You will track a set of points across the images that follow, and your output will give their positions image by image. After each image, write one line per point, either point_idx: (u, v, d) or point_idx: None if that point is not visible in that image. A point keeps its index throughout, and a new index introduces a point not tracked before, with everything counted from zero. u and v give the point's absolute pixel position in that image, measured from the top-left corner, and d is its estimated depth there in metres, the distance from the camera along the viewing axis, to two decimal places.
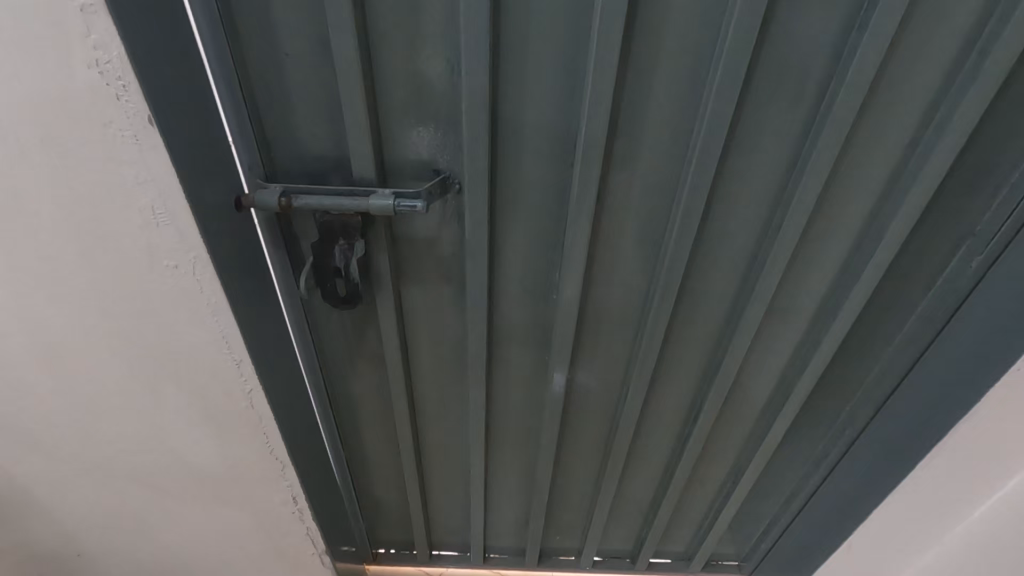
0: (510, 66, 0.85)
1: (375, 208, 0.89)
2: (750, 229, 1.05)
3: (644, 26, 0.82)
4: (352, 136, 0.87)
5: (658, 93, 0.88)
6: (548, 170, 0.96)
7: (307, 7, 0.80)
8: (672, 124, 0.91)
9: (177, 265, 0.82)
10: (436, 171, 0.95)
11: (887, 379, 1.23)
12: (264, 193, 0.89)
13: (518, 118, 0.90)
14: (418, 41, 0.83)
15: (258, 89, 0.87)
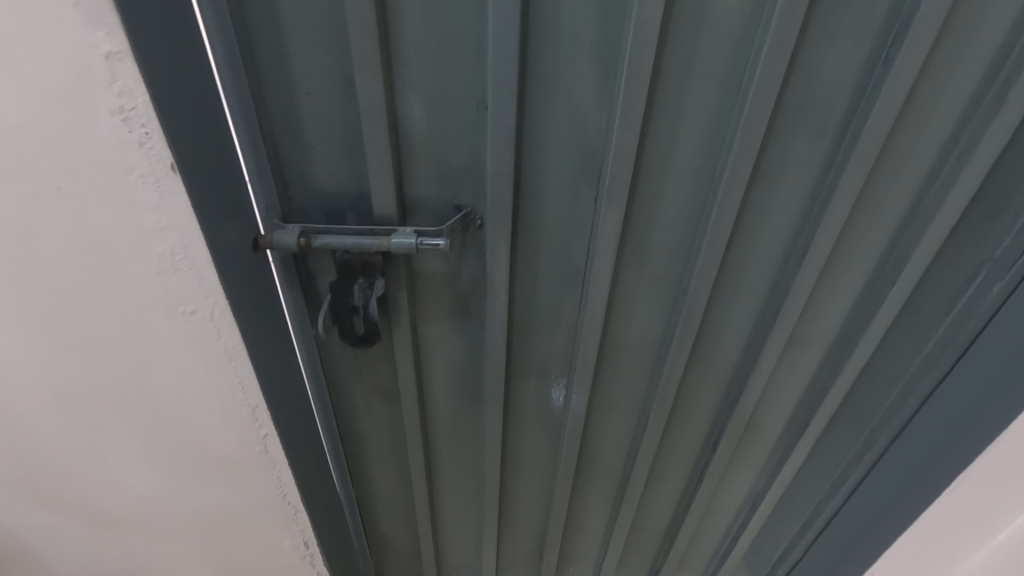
0: (536, 103, 0.85)
1: (397, 246, 0.86)
2: (772, 258, 1.04)
3: (671, 65, 0.82)
4: (374, 173, 0.85)
5: (684, 129, 0.88)
6: (572, 204, 0.95)
7: (332, 48, 0.78)
8: (697, 159, 0.91)
9: (194, 310, 0.78)
10: (459, 207, 0.93)
11: (908, 401, 1.22)
12: (282, 233, 0.87)
13: (542, 153, 0.90)
14: (443, 79, 0.81)
15: (276, 128, 0.85)
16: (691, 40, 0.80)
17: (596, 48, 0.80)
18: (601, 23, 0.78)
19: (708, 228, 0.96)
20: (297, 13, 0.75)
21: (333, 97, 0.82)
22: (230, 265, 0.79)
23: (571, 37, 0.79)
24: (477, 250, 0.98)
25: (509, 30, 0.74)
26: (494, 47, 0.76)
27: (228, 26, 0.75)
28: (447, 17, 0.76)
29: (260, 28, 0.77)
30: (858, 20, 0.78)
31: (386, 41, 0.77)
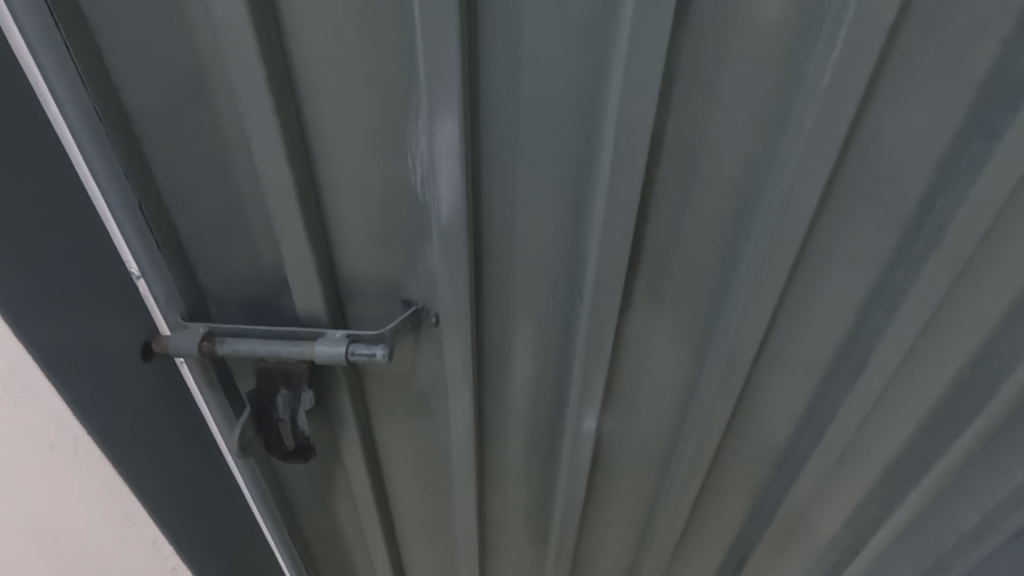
0: (496, 176, 0.64)
1: (322, 355, 0.69)
2: (815, 367, 0.81)
3: (677, 132, 0.61)
4: (291, 266, 0.66)
5: (694, 210, 0.67)
6: (550, 295, 0.75)
7: (223, 111, 0.60)
8: (712, 246, 0.70)
9: (53, 445, 0.61)
10: (407, 300, 0.74)
11: (991, 532, 0.96)
12: (180, 336, 0.69)
13: (510, 236, 0.69)
14: (371, 153, 0.61)
15: (172, 207, 0.67)
16: (704, 101, 0.58)
17: (572, 108, 0.59)
18: (577, 79, 0.57)
19: (732, 330, 0.75)
20: (174, 69, 0.57)
21: (240, 170, 0.65)
22: (95, 385, 0.61)
23: (536, 98, 0.58)
24: (435, 349, 0.79)
25: (449, 92, 0.54)
26: (430, 116, 0.56)
27: (81, 82, 0.56)
28: (365, 79, 0.56)
29: (130, 88, 0.58)
30: (946, 77, 0.55)
31: (288, 110, 0.57)
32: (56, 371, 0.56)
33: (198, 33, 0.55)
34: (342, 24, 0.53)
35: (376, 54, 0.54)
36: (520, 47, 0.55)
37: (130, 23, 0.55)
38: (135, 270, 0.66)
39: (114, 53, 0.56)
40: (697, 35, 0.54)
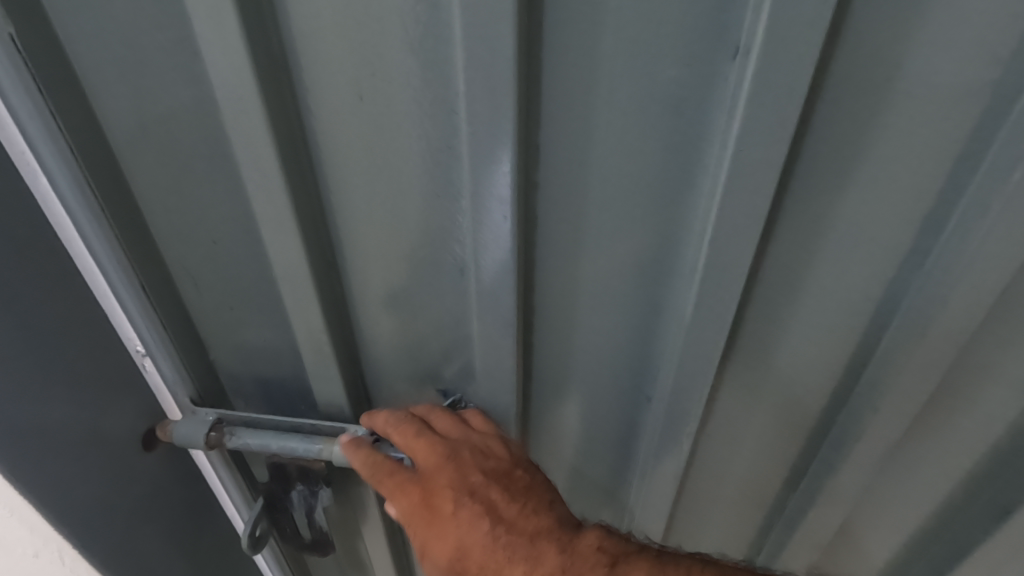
0: (555, 264, 0.51)
1: (343, 456, 0.58)
2: (943, 492, 0.65)
3: (796, 219, 0.47)
4: (310, 354, 0.57)
5: (807, 309, 0.53)
6: (613, 395, 0.62)
7: (227, 185, 0.49)
8: (826, 351, 0.55)
9: (38, 554, 0.53)
10: (445, 391, 0.62)
11: None
12: (185, 423, 0.60)
13: (568, 329, 0.56)
14: (405, 234, 0.50)
15: (179, 282, 0.58)
16: (837, 186, 0.44)
17: (657, 189, 0.45)
18: (669, 155, 0.43)
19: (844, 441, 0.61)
20: (167, 137, 0.47)
21: (248, 251, 0.54)
22: (84, 491, 0.53)
23: (612, 175, 0.45)
24: None
25: (498, 168, 0.43)
26: (475, 197, 0.45)
27: (69, 152, 0.46)
28: (397, 150, 0.45)
29: (126, 154, 0.49)
30: None
31: (304, 181, 0.47)
32: (33, 486, 0.48)
33: (192, 99, 0.44)
34: (370, 83, 0.42)
35: (410, 119, 0.43)
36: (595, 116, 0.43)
37: (119, 85, 0.45)
38: (140, 350, 0.57)
39: (107, 118, 0.47)
40: (839, 104, 0.40)
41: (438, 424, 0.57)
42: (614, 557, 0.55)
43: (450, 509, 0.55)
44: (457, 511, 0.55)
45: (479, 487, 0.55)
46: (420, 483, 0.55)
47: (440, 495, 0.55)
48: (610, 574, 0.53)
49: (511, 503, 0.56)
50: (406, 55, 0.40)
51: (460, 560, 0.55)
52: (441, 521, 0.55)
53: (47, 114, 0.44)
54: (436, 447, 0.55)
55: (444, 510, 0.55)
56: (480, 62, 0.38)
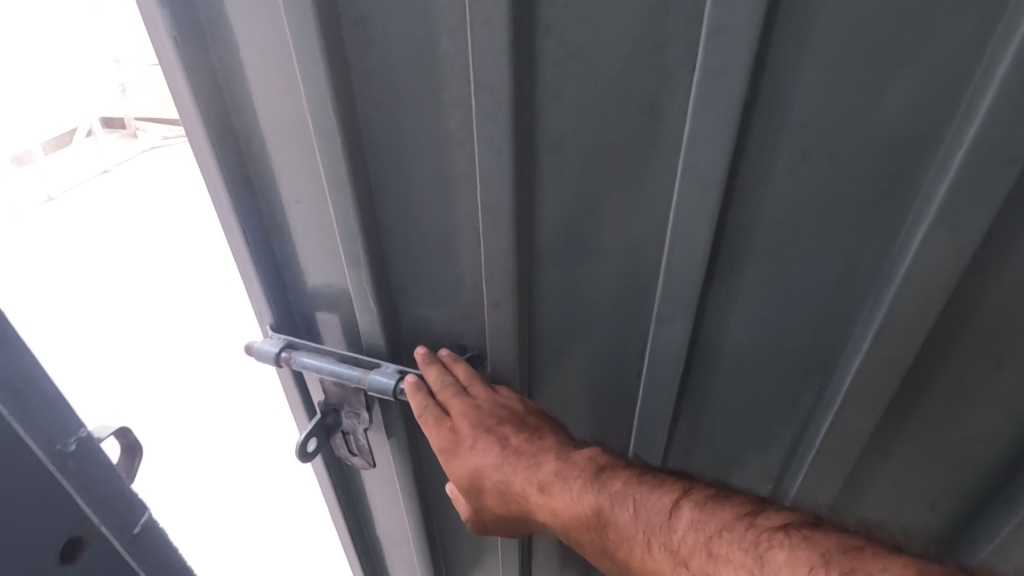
0: (552, 250, 0.56)
1: (376, 388, 0.64)
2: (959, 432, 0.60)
3: (757, 225, 0.50)
4: (359, 313, 0.64)
5: (766, 312, 0.56)
6: (609, 367, 0.64)
7: (309, 163, 0.56)
8: (786, 355, 0.59)
9: None
10: (463, 346, 0.67)
11: None
12: (264, 343, 0.69)
13: (562, 311, 0.61)
14: (424, 194, 0.56)
15: (275, 221, 0.63)
16: (786, 194, 0.48)
17: (634, 188, 0.50)
18: (637, 157, 0.49)
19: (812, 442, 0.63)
20: (270, 121, 0.55)
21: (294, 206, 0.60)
22: (3, 545, 0.43)
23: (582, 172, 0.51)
24: None
25: (498, 155, 0.49)
26: (485, 184, 0.51)
27: (198, 120, 0.53)
28: (423, 136, 0.52)
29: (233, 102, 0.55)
30: None
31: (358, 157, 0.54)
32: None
33: (284, 91, 0.52)
34: (400, 77, 0.49)
35: (432, 108, 0.50)
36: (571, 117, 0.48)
37: (221, 44, 0.51)
38: (138, 527, 0.55)
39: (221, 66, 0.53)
40: (789, 111, 0.44)
41: (474, 384, 0.63)
42: (602, 466, 0.59)
43: (471, 443, 0.61)
44: (476, 443, 0.61)
45: (493, 423, 0.61)
46: (446, 422, 0.61)
47: (460, 430, 0.61)
48: (596, 478, 0.58)
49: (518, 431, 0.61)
50: (428, 56, 0.47)
51: (478, 482, 0.62)
52: (464, 454, 0.62)
53: (183, 83, 0.51)
54: (466, 398, 0.62)
55: (466, 447, 0.61)
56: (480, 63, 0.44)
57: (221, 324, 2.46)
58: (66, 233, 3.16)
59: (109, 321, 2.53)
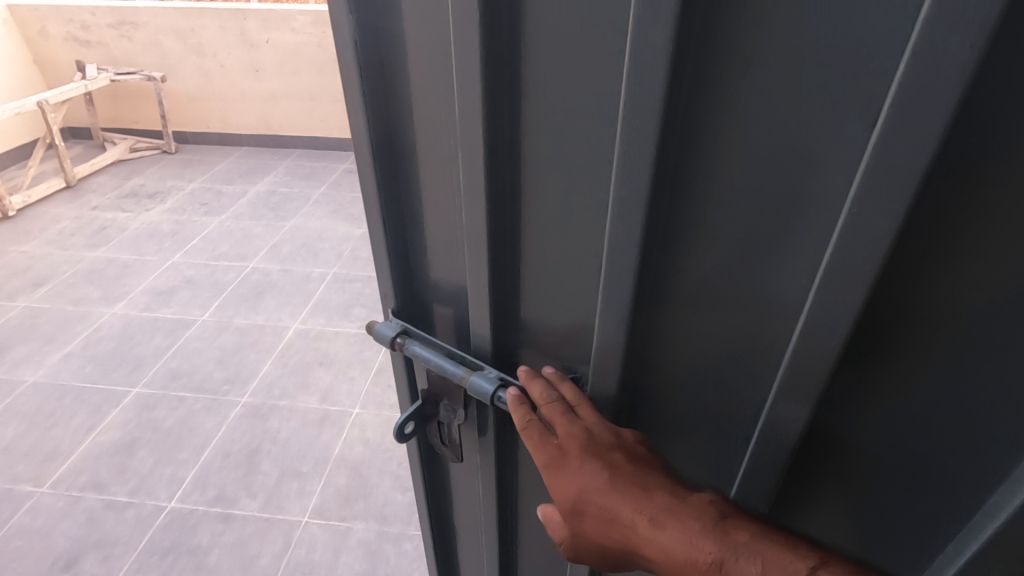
0: (667, 291, 0.46)
1: (474, 391, 0.56)
2: None
3: (907, 302, 0.37)
4: (473, 311, 0.58)
5: (907, 402, 0.40)
6: (730, 391, 0.48)
7: (450, 162, 0.52)
8: (936, 434, 0.41)
9: None
10: (565, 367, 0.58)
11: None
12: (382, 323, 0.64)
13: (673, 368, 0.50)
14: (573, 163, 0.46)
15: (410, 197, 0.58)
16: (977, 214, 0.32)
17: (772, 234, 0.39)
18: (784, 195, 0.38)
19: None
20: (421, 112, 0.51)
21: (438, 178, 0.54)
22: None
23: (717, 206, 0.40)
24: None
25: (639, 172, 0.40)
26: (619, 205, 0.42)
27: (358, 77, 0.51)
28: (564, 139, 0.45)
29: (396, 58, 0.50)
30: None
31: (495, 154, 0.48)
32: None
33: (441, 78, 0.48)
34: (556, 68, 0.42)
35: (577, 109, 0.43)
36: (722, 134, 0.38)
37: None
38: None
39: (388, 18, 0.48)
40: None
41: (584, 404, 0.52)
42: (727, 510, 0.45)
43: (579, 462, 0.49)
44: (585, 463, 0.48)
45: (599, 449, 0.49)
46: (549, 442, 0.50)
47: (566, 451, 0.50)
48: (717, 529, 0.43)
49: (634, 459, 0.48)
50: (593, 39, 0.40)
51: (581, 510, 0.49)
52: (567, 472, 0.49)
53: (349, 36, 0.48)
54: (574, 420, 0.51)
55: (571, 465, 0.49)
56: (640, 57, 0.36)
57: (266, 285, 2.32)
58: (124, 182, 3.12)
59: (149, 268, 2.42)
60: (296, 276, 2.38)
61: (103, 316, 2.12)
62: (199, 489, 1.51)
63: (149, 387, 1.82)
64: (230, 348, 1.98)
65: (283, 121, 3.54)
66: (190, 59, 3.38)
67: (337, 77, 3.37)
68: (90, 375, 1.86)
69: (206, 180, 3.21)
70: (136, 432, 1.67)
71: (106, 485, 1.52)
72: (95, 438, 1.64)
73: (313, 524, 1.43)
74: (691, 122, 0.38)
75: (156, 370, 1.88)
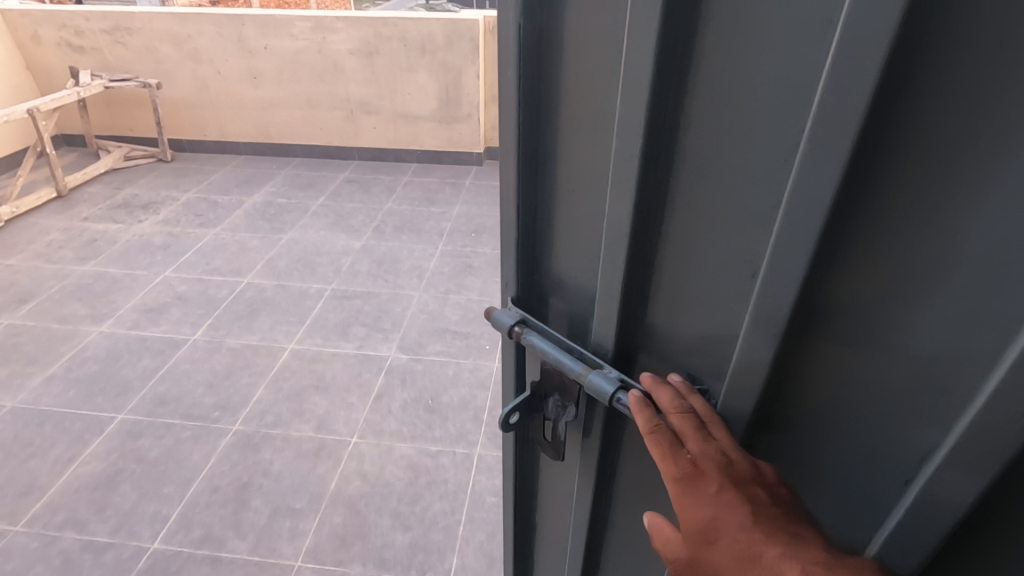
0: (832, 313, 0.40)
1: (592, 390, 0.52)
2: None
3: None
4: (597, 306, 0.54)
5: None
6: (889, 441, 0.40)
7: (602, 151, 0.50)
8: None
9: None
10: (690, 377, 0.52)
11: None
12: (501, 311, 0.62)
13: (827, 407, 0.43)
14: (736, 154, 0.41)
15: (548, 180, 0.56)
16: None
17: (976, 269, 0.33)
18: (1005, 217, 0.31)
19: None
20: (575, 92, 0.49)
21: (582, 159, 0.52)
22: None
23: (913, 224, 0.34)
24: None
25: (824, 171, 0.35)
26: (796, 201, 0.37)
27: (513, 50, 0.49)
28: (726, 129, 0.40)
29: (556, 35, 0.48)
30: None
31: (649, 145, 0.44)
32: None
33: (603, 58, 0.46)
34: (730, 51, 0.38)
35: (751, 96, 0.38)
36: (948, 140, 0.31)
37: None
38: None
39: None
40: None
41: (720, 425, 0.46)
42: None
43: (715, 490, 0.43)
44: (723, 493, 0.42)
45: (741, 478, 0.43)
46: (681, 460, 0.45)
47: (699, 473, 0.44)
48: None
49: (779, 499, 0.42)
50: (789, 16, 0.35)
51: (710, 538, 0.42)
52: (698, 498, 0.43)
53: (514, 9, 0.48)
54: (711, 441, 0.45)
55: (705, 492, 0.43)
56: (854, 41, 0.31)
57: (263, 301, 2.23)
58: (118, 192, 3.04)
59: (139, 283, 2.32)
60: (292, 292, 2.28)
61: (90, 335, 2.03)
62: (184, 529, 1.41)
63: (135, 414, 1.72)
64: (221, 371, 1.88)
65: (280, 129, 3.45)
66: (187, 65, 3.29)
67: (336, 85, 3.28)
68: (72, 401, 1.76)
69: (201, 190, 3.11)
70: (119, 463, 1.57)
71: (85, 524, 1.42)
72: (76, 471, 1.54)
73: (305, 569, 1.33)
74: (904, 119, 0.32)
75: (143, 395, 1.78)
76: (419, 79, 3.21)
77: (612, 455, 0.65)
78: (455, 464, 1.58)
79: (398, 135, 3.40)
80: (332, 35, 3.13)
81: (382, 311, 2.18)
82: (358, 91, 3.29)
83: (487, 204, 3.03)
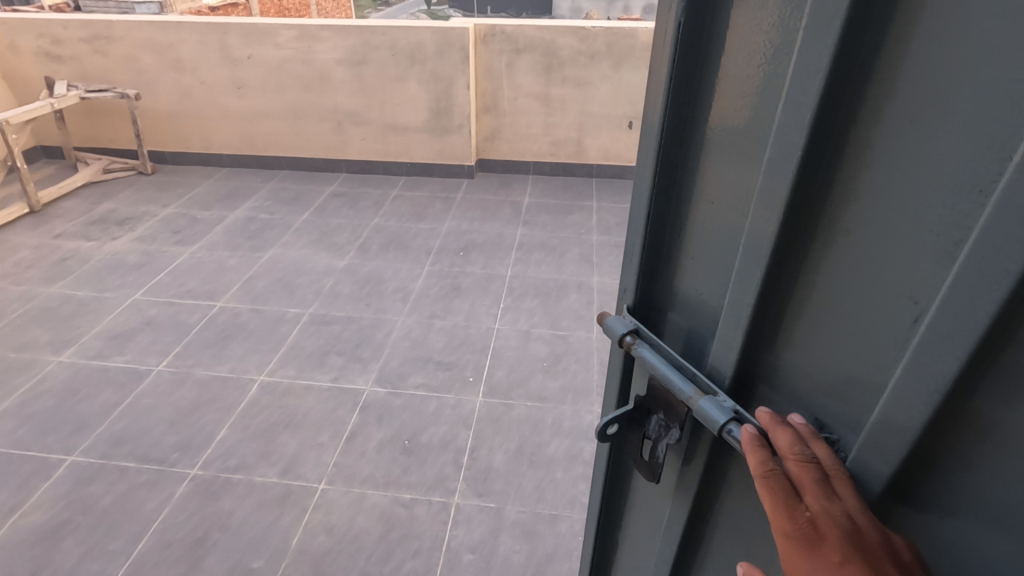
0: (1016, 389, 0.29)
1: (700, 416, 0.45)
2: None
3: None
4: (722, 326, 0.46)
5: None
6: None
7: (747, 158, 0.42)
8: None
9: None
10: (817, 423, 0.42)
11: None
12: (614, 317, 0.57)
13: (995, 513, 0.32)
14: (924, 164, 0.32)
15: (686, 181, 0.49)
16: None
17: None
18: None
19: None
20: (729, 83, 0.43)
21: (725, 158, 0.45)
22: None
23: None
24: None
25: None
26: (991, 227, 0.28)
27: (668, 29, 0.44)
28: (919, 130, 0.32)
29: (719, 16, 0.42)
30: None
31: (810, 153, 0.37)
32: None
33: (769, 43, 0.39)
34: (935, 35, 0.30)
35: (949, 99, 0.30)
36: None
37: None
38: None
39: None
40: None
41: (844, 478, 0.37)
42: None
43: (838, 560, 0.35)
44: (846, 565, 0.35)
45: (871, 549, 0.35)
46: (797, 516, 0.37)
47: (818, 533, 0.36)
48: None
49: None
50: None
51: None
52: (816, 564, 0.36)
53: None
54: (834, 498, 0.37)
55: (824, 558, 0.36)
56: None
57: (237, 327, 2.10)
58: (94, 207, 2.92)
59: (106, 307, 2.19)
60: (268, 317, 2.15)
61: (49, 365, 1.90)
62: None
63: (87, 456, 1.59)
64: (186, 407, 1.75)
65: (267, 140, 3.33)
66: (168, 75, 3.18)
67: (323, 96, 3.17)
68: (21, 440, 1.63)
69: (181, 205, 2.99)
70: (64, 514, 1.43)
71: None
72: (17, 522, 1.42)
73: None
74: None
75: (99, 434, 1.65)
76: (409, 89, 3.10)
77: (688, 503, 0.54)
78: (432, 515, 1.44)
79: (389, 147, 3.28)
80: (318, 44, 3.02)
81: (363, 338, 2.05)
82: (345, 102, 3.17)
83: (479, 219, 2.91)
